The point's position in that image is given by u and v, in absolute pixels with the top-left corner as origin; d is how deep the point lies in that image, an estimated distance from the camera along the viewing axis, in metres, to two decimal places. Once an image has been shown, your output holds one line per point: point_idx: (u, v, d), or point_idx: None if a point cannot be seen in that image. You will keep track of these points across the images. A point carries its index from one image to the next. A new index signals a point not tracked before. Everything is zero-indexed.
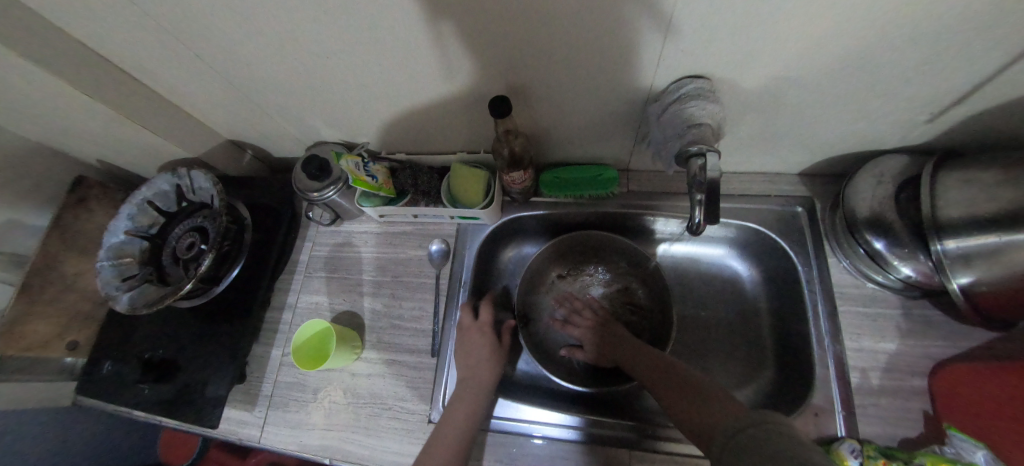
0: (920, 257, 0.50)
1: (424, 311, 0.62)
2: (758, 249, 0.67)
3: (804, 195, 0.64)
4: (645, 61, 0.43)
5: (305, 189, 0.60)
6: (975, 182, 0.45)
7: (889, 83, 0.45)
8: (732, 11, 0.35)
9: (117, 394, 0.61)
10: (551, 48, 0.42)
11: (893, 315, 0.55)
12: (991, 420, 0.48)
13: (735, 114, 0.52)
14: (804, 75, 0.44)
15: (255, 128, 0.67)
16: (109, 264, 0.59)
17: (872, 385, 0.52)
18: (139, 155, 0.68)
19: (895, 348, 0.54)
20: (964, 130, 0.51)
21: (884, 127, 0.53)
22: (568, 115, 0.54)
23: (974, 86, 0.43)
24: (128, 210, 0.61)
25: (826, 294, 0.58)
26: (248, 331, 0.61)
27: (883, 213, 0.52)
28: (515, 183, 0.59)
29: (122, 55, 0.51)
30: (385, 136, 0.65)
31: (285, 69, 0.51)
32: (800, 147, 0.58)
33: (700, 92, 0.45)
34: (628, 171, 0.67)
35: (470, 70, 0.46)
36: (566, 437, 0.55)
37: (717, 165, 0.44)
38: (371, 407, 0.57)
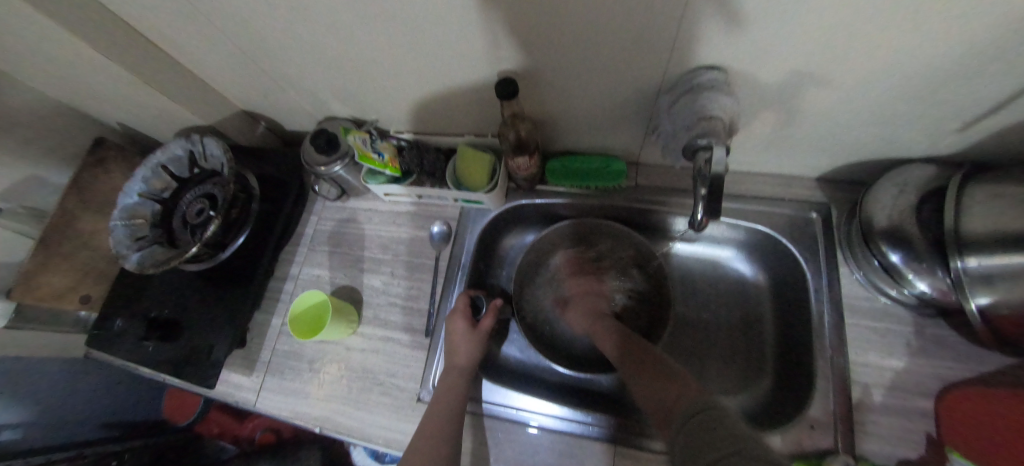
0: (939, 273, 0.47)
1: (421, 292, 0.63)
2: (767, 254, 0.65)
3: (820, 201, 0.62)
4: (659, 50, 0.42)
5: (313, 162, 0.60)
6: (1005, 197, 0.42)
7: (922, 87, 0.42)
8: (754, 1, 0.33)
9: (125, 349, 0.63)
10: (561, 32, 0.41)
11: (903, 332, 0.53)
12: None
13: (750, 111, 0.50)
14: (827, 74, 0.42)
15: (267, 99, 0.68)
16: (122, 224, 0.61)
17: (874, 402, 0.50)
18: (156, 120, 0.70)
19: (902, 366, 0.52)
20: (997, 142, 0.48)
21: (911, 133, 0.50)
22: (577, 102, 0.53)
23: (1014, 94, 0.40)
24: (143, 173, 0.63)
25: (834, 304, 0.56)
26: (250, 298, 0.63)
27: (902, 224, 0.50)
28: (520, 169, 0.58)
29: (143, 21, 0.52)
30: (395, 115, 0.65)
31: (297, 40, 0.51)
32: (819, 150, 0.56)
33: (714, 84, 0.43)
34: (637, 165, 0.65)
35: (479, 50, 0.46)
36: (559, 429, 0.55)
37: (723, 160, 0.41)
38: (363, 382, 0.58)
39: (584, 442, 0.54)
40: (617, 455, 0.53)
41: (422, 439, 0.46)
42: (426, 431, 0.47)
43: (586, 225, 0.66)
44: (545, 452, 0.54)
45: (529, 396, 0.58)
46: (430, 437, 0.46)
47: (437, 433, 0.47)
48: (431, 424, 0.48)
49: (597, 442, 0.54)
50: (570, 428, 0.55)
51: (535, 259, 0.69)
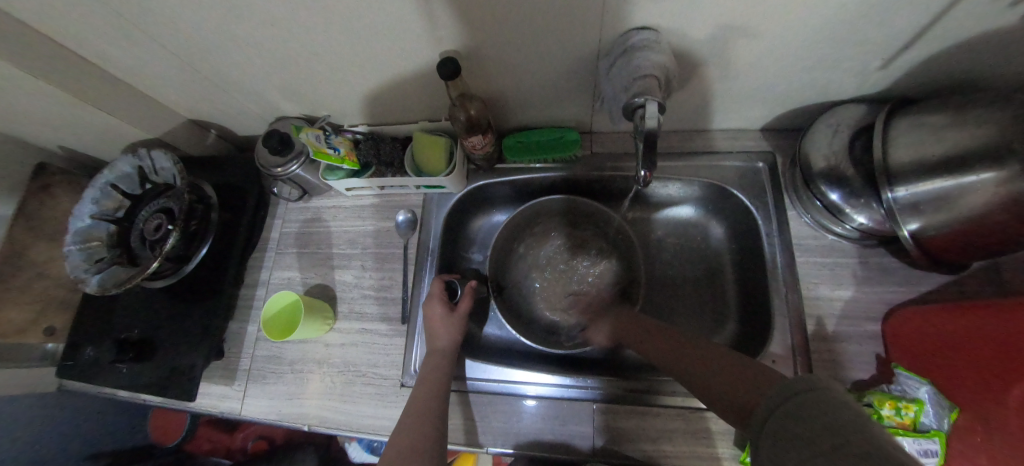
0: (873, 205, 0.51)
1: (394, 281, 0.63)
2: (723, 207, 0.68)
3: (766, 150, 0.65)
4: (591, 15, 0.42)
5: (268, 165, 0.60)
6: (924, 125, 0.46)
7: (841, 28, 0.44)
8: None
9: (97, 373, 0.62)
10: (493, 7, 0.41)
11: (849, 263, 0.57)
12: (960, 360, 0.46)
13: (688, 68, 0.52)
14: (752, 25, 0.44)
15: (214, 106, 0.66)
16: (77, 248, 0.59)
17: (827, 331, 0.54)
18: (100, 138, 0.67)
19: (850, 295, 0.55)
20: (917, 75, 0.51)
21: (840, 75, 0.53)
22: (522, 77, 0.54)
23: (922, 27, 0.43)
24: (92, 194, 0.61)
25: (785, 246, 0.59)
26: (222, 308, 0.62)
27: (838, 162, 0.53)
28: (476, 149, 0.59)
29: (63, 33, 0.50)
30: (347, 108, 0.65)
31: (233, 40, 0.50)
32: (760, 99, 0.58)
33: (646, 44, 0.45)
34: (591, 134, 0.67)
35: (418, 32, 0.46)
36: (556, 395, 0.57)
37: (656, 114, 0.45)
38: (345, 375, 0.59)
39: (565, 404, 0.56)
40: (597, 412, 0.55)
41: (406, 423, 0.47)
42: (411, 414, 0.48)
43: (560, 204, 0.67)
44: (544, 419, 0.56)
45: (509, 367, 0.59)
46: (415, 417, 0.48)
47: (423, 412, 0.48)
48: (416, 405, 0.49)
49: (577, 402, 0.56)
50: (550, 392, 0.57)
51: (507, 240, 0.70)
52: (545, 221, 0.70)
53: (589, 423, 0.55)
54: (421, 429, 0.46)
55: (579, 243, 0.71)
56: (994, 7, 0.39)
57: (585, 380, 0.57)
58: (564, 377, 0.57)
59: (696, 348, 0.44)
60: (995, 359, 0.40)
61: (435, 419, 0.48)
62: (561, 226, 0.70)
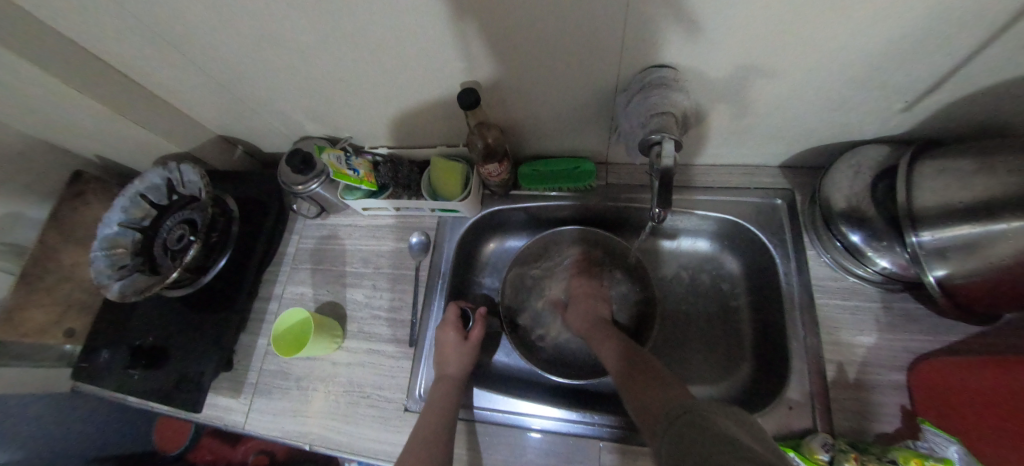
0: (897, 249, 0.49)
1: (403, 302, 0.64)
2: (739, 242, 0.67)
3: (784, 187, 0.64)
4: (610, 52, 0.44)
5: (291, 182, 0.62)
6: (951, 171, 0.45)
7: (860, 71, 0.44)
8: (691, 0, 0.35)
9: (110, 379, 0.63)
10: (515, 41, 0.43)
11: (872, 308, 0.55)
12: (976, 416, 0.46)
13: (705, 104, 0.52)
14: (769, 66, 0.44)
15: (242, 123, 0.69)
16: (102, 254, 0.61)
17: (849, 379, 0.52)
18: (134, 150, 0.71)
19: (874, 342, 0.53)
20: (942, 119, 0.50)
21: (860, 116, 0.52)
22: (540, 109, 0.55)
23: (946, 72, 0.43)
24: (122, 203, 0.63)
25: (803, 286, 0.57)
26: (235, 320, 0.63)
27: (859, 204, 0.52)
28: (492, 176, 0.60)
29: (110, 52, 0.53)
30: (368, 131, 0.67)
31: (265, 63, 0.52)
32: (777, 137, 0.58)
33: (664, 82, 0.46)
34: (607, 164, 0.67)
35: (442, 62, 0.47)
36: (563, 430, 0.55)
37: (672, 153, 0.45)
38: (350, 395, 0.59)
39: (571, 440, 0.55)
40: (604, 451, 0.53)
41: (412, 449, 0.47)
42: (416, 440, 0.47)
43: (576, 234, 0.67)
44: (549, 455, 0.54)
45: (515, 398, 0.59)
46: (419, 445, 0.47)
47: (427, 441, 0.47)
48: (421, 433, 0.48)
49: (584, 439, 0.54)
50: (556, 426, 0.55)
51: (522, 268, 0.69)
52: (560, 249, 0.70)
53: (596, 462, 0.53)
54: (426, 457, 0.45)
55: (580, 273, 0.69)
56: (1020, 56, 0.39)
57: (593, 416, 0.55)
58: (570, 412, 0.56)
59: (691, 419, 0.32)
60: None
61: (440, 447, 0.47)
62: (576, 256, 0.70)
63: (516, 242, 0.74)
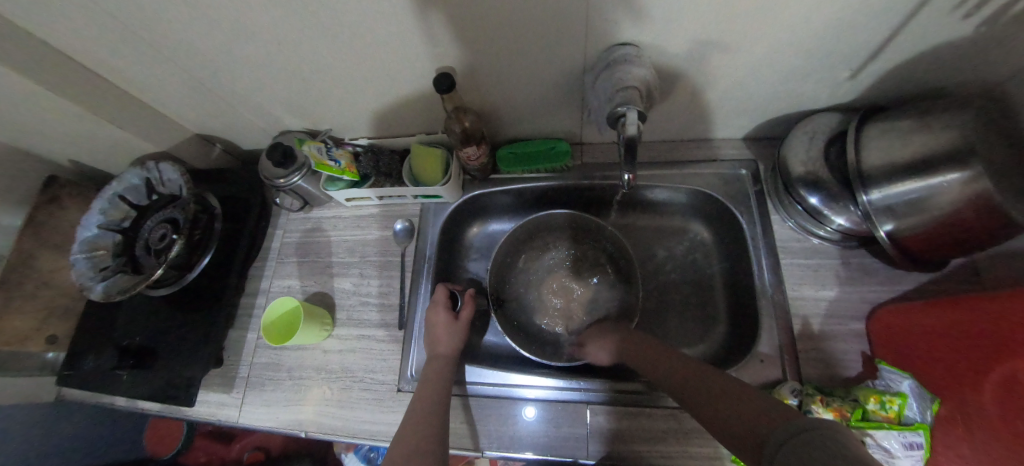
0: (850, 207, 0.53)
1: (391, 288, 0.65)
2: (710, 213, 0.70)
3: (748, 158, 0.68)
4: (577, 33, 0.46)
5: (271, 176, 0.62)
6: (892, 131, 0.49)
7: (809, 42, 0.48)
8: None
9: (96, 383, 0.63)
10: (486, 25, 0.45)
11: (832, 264, 0.59)
12: None
13: (668, 81, 0.55)
14: (726, 40, 0.47)
15: (220, 120, 0.69)
16: (83, 257, 0.60)
17: (813, 330, 0.56)
18: (109, 151, 0.70)
19: (834, 295, 0.57)
20: (885, 84, 0.54)
21: (813, 86, 0.56)
22: (514, 92, 0.57)
23: (885, 38, 0.46)
24: (100, 204, 0.63)
25: (769, 249, 0.61)
26: (223, 316, 0.63)
27: (816, 167, 0.55)
28: (471, 160, 0.62)
29: (82, 51, 0.53)
30: (348, 123, 0.68)
31: (241, 56, 0.53)
32: (739, 110, 0.61)
33: (628, 58, 0.48)
34: (581, 145, 0.70)
35: (416, 48, 0.49)
36: (554, 398, 0.57)
37: (637, 122, 0.48)
38: (343, 381, 0.60)
39: (560, 406, 0.57)
40: (592, 413, 0.56)
41: (408, 426, 0.48)
42: (414, 411, 0.50)
43: (564, 219, 0.69)
44: (540, 422, 0.56)
45: (506, 371, 0.60)
46: (414, 419, 0.49)
47: (423, 416, 0.49)
48: (416, 408, 0.50)
49: (573, 403, 0.57)
50: (547, 395, 0.58)
51: (509, 253, 0.71)
52: (546, 232, 0.72)
53: (585, 425, 0.55)
54: (422, 430, 0.47)
55: (575, 269, 0.73)
56: (949, 20, 0.42)
57: (582, 384, 0.58)
58: (559, 380, 0.58)
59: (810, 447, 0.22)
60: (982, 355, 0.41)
61: (435, 421, 0.48)
62: (564, 237, 0.72)
63: (499, 226, 0.75)
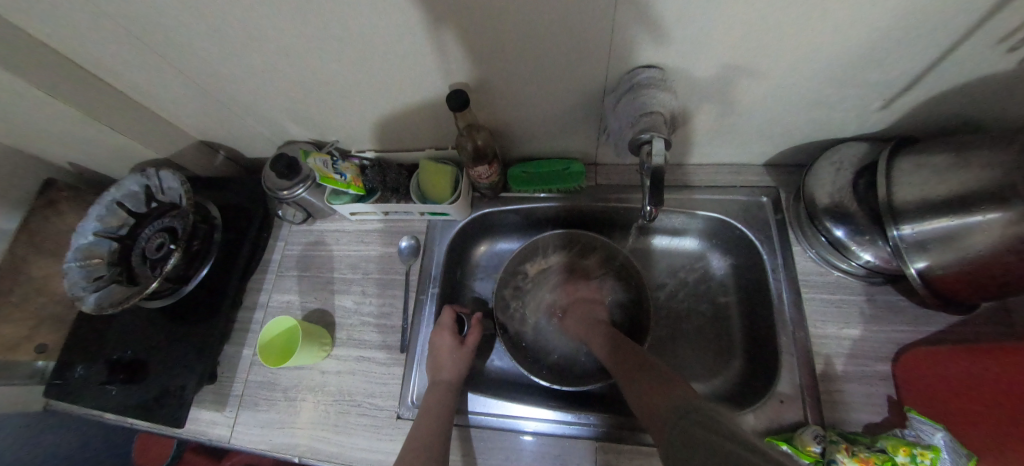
0: (879, 243, 0.51)
1: (394, 308, 0.62)
2: (727, 240, 0.67)
3: (768, 185, 0.65)
4: (596, 55, 0.44)
5: (275, 188, 0.60)
6: (929, 166, 0.46)
7: (841, 69, 0.45)
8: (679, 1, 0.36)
9: (84, 396, 0.60)
10: (503, 42, 0.43)
11: (857, 301, 0.56)
12: (965, 404, 0.48)
13: (690, 106, 0.53)
14: (754, 65, 0.45)
15: (225, 128, 0.67)
16: (76, 265, 0.58)
17: (837, 371, 0.53)
18: (110, 156, 0.68)
19: (859, 334, 0.54)
20: (918, 115, 0.52)
21: (841, 115, 0.53)
22: (529, 110, 0.55)
23: (923, 69, 0.44)
24: (97, 211, 0.60)
25: (791, 282, 0.58)
26: (218, 330, 0.61)
27: (843, 200, 0.53)
28: (482, 178, 0.60)
29: (84, 55, 0.51)
30: (355, 135, 0.66)
31: (248, 64, 0.51)
32: (761, 136, 0.59)
33: (652, 82, 0.46)
34: (596, 165, 0.67)
35: (428, 62, 0.47)
36: (557, 432, 0.54)
37: (663, 151, 0.46)
38: (340, 404, 0.57)
39: (565, 441, 0.54)
40: (598, 451, 0.53)
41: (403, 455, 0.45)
42: (412, 441, 0.47)
43: (562, 236, 0.67)
44: (542, 458, 0.53)
45: (509, 402, 0.58)
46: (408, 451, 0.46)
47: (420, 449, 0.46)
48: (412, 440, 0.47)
49: (577, 439, 0.54)
50: (549, 428, 0.55)
51: (514, 271, 0.69)
52: (546, 253, 0.70)
53: (591, 461, 0.53)
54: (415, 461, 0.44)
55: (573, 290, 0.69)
56: (992, 53, 0.40)
57: (587, 418, 0.55)
58: (562, 413, 0.55)
59: (712, 431, 0.32)
60: None
61: (433, 454, 0.46)
62: (565, 258, 0.70)
63: (508, 244, 0.73)
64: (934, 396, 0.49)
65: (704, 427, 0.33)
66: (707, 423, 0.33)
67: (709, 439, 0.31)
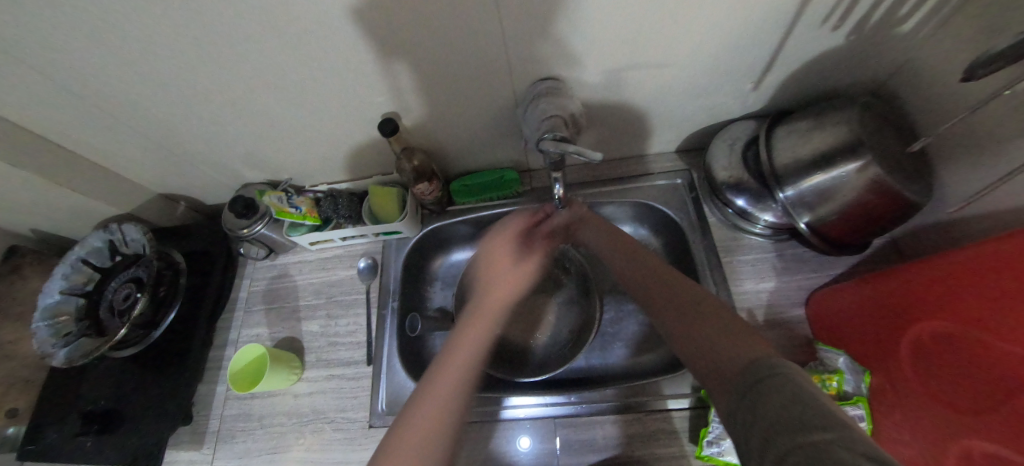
0: (773, 205, 0.59)
1: (359, 325, 0.66)
2: (656, 221, 0.74)
3: (683, 168, 0.74)
4: (501, 72, 0.51)
5: (233, 227, 0.65)
6: (795, 132, 0.55)
7: (707, 61, 0.54)
8: (551, 16, 0.43)
9: (58, 454, 0.61)
10: (418, 69, 0.49)
11: (768, 258, 0.64)
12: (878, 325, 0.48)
13: (596, 107, 0.61)
14: (637, 65, 0.53)
15: (182, 178, 0.72)
16: (45, 324, 0.60)
17: (759, 321, 0.59)
18: (72, 216, 0.71)
19: (773, 286, 0.62)
20: (785, 91, 0.61)
21: (724, 100, 0.62)
22: (458, 128, 0.62)
23: (770, 52, 0.53)
24: (62, 270, 0.63)
25: (711, 250, 0.66)
26: (191, 369, 0.63)
27: (737, 171, 0.61)
28: (426, 195, 0.66)
29: (39, 124, 0.56)
30: (307, 170, 0.71)
31: (196, 115, 0.56)
32: (667, 125, 0.67)
33: (551, 90, 0.54)
34: (530, 171, 0.75)
35: (358, 95, 0.53)
36: (549, 414, 0.58)
37: (557, 142, 0.50)
38: (315, 423, 0.60)
39: (554, 421, 0.58)
40: (560, 427, 0.58)
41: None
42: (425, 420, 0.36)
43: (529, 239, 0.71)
44: (535, 438, 0.57)
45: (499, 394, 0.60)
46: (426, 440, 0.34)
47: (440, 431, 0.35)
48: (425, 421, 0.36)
49: (568, 417, 0.58)
50: (538, 411, 0.59)
51: (475, 277, 0.72)
52: None
53: (586, 432, 0.57)
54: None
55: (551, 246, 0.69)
56: (816, 32, 0.49)
57: (578, 397, 0.58)
58: (550, 396, 0.59)
59: (797, 409, 0.26)
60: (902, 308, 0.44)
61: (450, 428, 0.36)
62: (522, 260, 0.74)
63: (462, 254, 0.78)
64: (869, 318, 0.49)
65: (787, 401, 0.27)
66: (783, 389, 0.28)
67: (801, 413, 0.26)
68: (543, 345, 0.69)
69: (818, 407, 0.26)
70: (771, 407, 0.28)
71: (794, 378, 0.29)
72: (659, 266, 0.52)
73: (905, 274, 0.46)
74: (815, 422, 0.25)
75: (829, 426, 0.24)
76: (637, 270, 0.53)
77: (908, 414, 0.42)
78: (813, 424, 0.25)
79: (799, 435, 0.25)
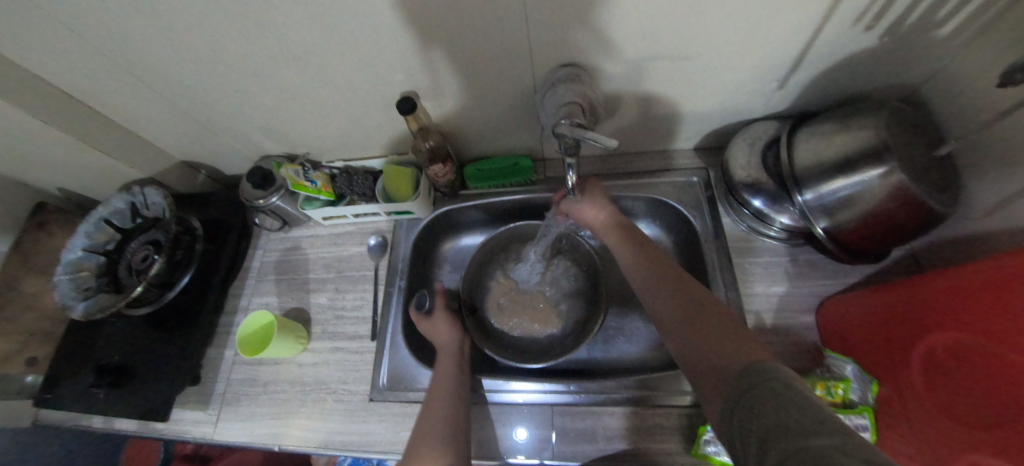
0: (791, 208, 0.57)
1: (365, 300, 0.67)
2: (668, 219, 0.74)
3: (700, 167, 0.73)
4: (523, 57, 0.51)
5: (250, 198, 0.66)
6: (818, 134, 0.54)
7: (732, 56, 0.53)
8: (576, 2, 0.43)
9: (71, 403, 0.64)
10: (440, 50, 0.49)
11: (781, 261, 0.63)
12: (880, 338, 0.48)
13: (616, 98, 0.61)
14: (660, 57, 0.52)
15: (203, 146, 0.73)
16: (67, 278, 0.63)
17: (766, 324, 0.59)
18: (97, 177, 0.73)
19: (784, 290, 0.61)
20: (810, 92, 0.60)
21: (746, 98, 0.61)
22: (476, 112, 0.62)
23: (799, 51, 0.52)
24: (85, 228, 0.66)
25: (722, 250, 0.65)
26: (201, 332, 0.65)
27: (755, 172, 0.60)
28: (440, 177, 0.67)
29: (70, 84, 0.57)
30: (323, 146, 0.72)
31: (220, 84, 0.57)
32: (685, 121, 0.67)
33: (569, 78, 0.53)
34: (544, 160, 0.74)
35: (378, 72, 0.53)
36: (549, 401, 0.59)
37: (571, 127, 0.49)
38: (317, 393, 0.61)
39: (553, 409, 0.58)
40: (557, 415, 0.58)
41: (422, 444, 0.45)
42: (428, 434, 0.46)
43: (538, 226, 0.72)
44: (534, 424, 0.58)
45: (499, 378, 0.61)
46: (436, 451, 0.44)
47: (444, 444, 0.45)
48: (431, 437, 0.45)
49: (567, 406, 0.58)
50: (538, 398, 0.59)
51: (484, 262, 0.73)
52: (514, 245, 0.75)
53: (584, 420, 0.57)
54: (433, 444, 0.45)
55: None
56: (848, 32, 0.48)
57: (576, 388, 0.59)
58: (549, 384, 0.60)
59: (795, 414, 0.27)
60: (909, 319, 0.44)
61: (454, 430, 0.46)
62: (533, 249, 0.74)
63: (472, 239, 0.79)
64: (868, 331, 0.49)
65: (786, 405, 0.27)
66: (782, 394, 0.29)
67: (797, 418, 0.26)
68: (546, 334, 0.68)
69: (817, 412, 0.26)
70: (768, 411, 0.28)
71: (793, 385, 0.30)
72: (667, 261, 0.52)
73: (916, 288, 0.45)
74: (810, 426, 0.25)
75: (826, 433, 0.24)
76: (643, 263, 0.53)
77: (915, 428, 0.41)
78: (809, 428, 0.25)
79: (793, 439, 0.25)
